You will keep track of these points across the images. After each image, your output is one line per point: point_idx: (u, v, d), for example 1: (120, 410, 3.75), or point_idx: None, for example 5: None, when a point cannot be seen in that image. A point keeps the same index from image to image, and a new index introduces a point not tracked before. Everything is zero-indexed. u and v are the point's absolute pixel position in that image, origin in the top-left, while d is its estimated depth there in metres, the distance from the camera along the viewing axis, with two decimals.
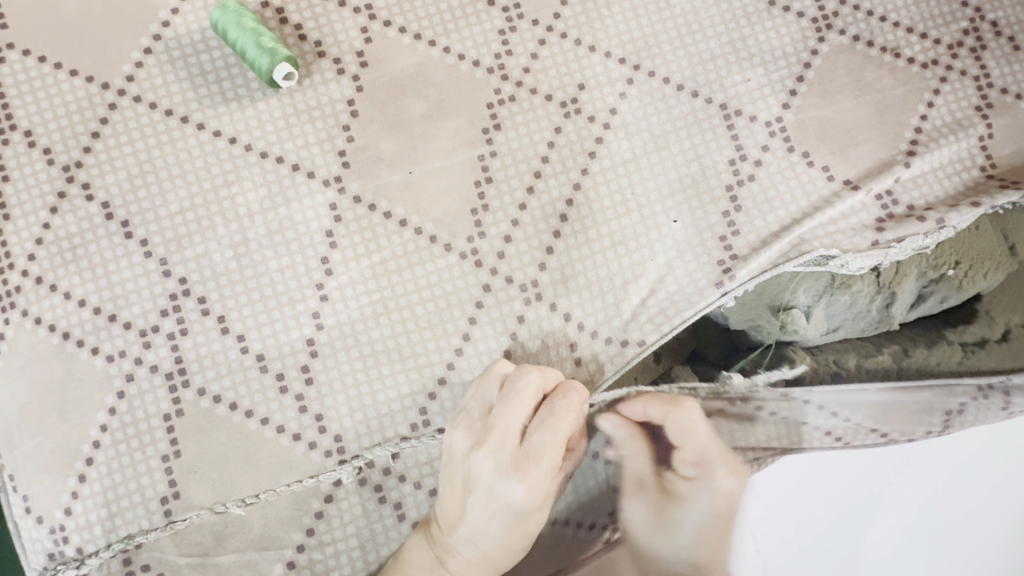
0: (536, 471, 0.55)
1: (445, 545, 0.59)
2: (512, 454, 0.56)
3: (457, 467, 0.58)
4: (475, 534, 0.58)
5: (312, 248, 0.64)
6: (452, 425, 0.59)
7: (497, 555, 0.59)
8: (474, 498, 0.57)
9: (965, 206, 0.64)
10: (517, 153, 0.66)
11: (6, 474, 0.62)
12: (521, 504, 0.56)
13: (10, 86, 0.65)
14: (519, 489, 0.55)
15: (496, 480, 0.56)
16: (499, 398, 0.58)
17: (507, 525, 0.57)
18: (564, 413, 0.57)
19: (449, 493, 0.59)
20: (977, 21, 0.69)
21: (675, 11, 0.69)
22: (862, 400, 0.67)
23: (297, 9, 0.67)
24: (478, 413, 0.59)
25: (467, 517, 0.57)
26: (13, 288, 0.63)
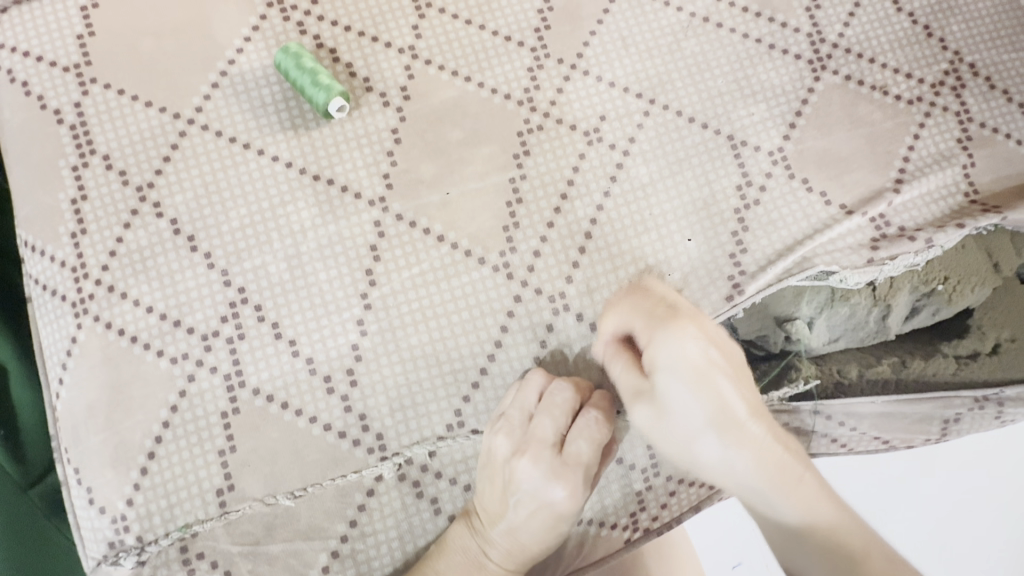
0: (575, 477, 0.63)
1: (485, 541, 0.65)
2: (554, 460, 0.63)
3: (500, 469, 0.64)
4: (515, 530, 0.64)
5: (358, 261, 0.70)
6: (493, 431, 0.65)
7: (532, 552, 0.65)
8: (515, 499, 0.63)
9: (951, 227, 0.70)
10: (545, 177, 0.73)
11: (72, 467, 0.68)
12: (561, 507, 0.63)
13: (92, 115, 0.73)
14: (561, 491, 0.62)
15: (539, 482, 0.63)
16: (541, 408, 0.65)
17: (545, 525, 0.63)
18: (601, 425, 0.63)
19: (490, 492, 0.65)
20: (956, 63, 0.77)
21: (685, 53, 0.77)
22: (867, 411, 0.72)
23: (348, 49, 0.75)
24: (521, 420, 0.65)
25: (508, 515, 0.64)
26: (87, 295, 0.69)
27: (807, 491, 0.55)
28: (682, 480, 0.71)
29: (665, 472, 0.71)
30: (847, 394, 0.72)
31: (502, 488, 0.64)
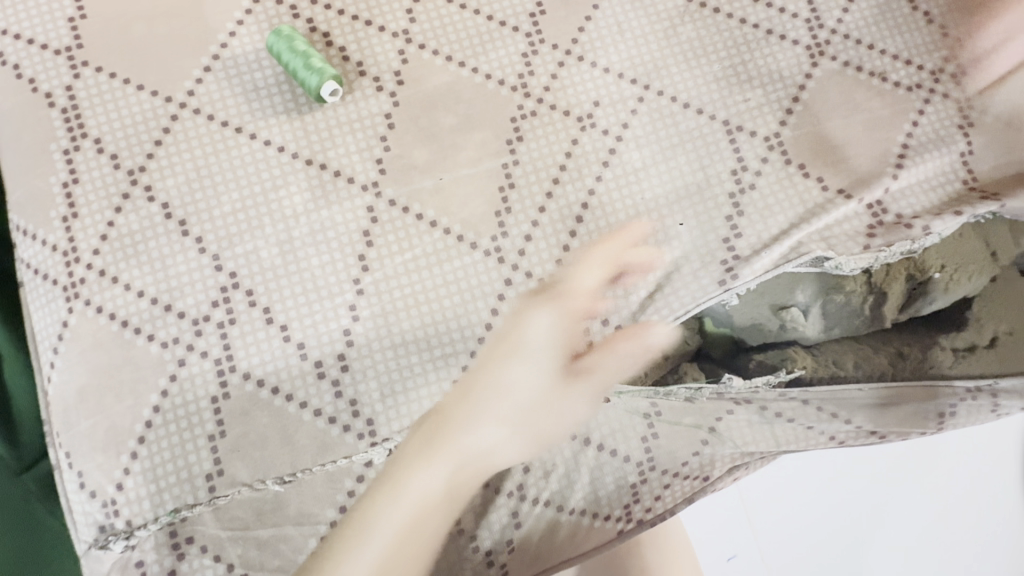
0: (599, 385, 0.67)
1: (475, 427, 0.63)
2: (589, 361, 0.66)
3: (541, 345, 0.64)
4: (512, 419, 0.63)
5: (350, 246, 0.70)
6: (550, 320, 0.65)
7: (508, 452, 0.64)
8: (517, 389, 0.63)
9: (949, 214, 0.69)
10: (538, 162, 0.73)
11: (63, 451, 0.67)
12: (563, 412, 0.66)
13: (83, 98, 0.72)
14: (578, 395, 0.66)
15: (550, 393, 0.65)
16: (600, 298, 0.69)
17: (538, 423, 0.65)
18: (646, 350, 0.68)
19: (514, 368, 0.64)
20: (956, 50, 0.76)
21: (681, 38, 0.76)
22: (861, 401, 0.71)
23: (341, 33, 0.74)
24: (581, 298, 0.68)
25: (517, 401, 0.63)
26: (79, 280, 0.69)
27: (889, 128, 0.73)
28: (676, 472, 0.71)
29: (660, 464, 0.71)
30: (838, 384, 0.72)
31: (528, 372, 0.64)
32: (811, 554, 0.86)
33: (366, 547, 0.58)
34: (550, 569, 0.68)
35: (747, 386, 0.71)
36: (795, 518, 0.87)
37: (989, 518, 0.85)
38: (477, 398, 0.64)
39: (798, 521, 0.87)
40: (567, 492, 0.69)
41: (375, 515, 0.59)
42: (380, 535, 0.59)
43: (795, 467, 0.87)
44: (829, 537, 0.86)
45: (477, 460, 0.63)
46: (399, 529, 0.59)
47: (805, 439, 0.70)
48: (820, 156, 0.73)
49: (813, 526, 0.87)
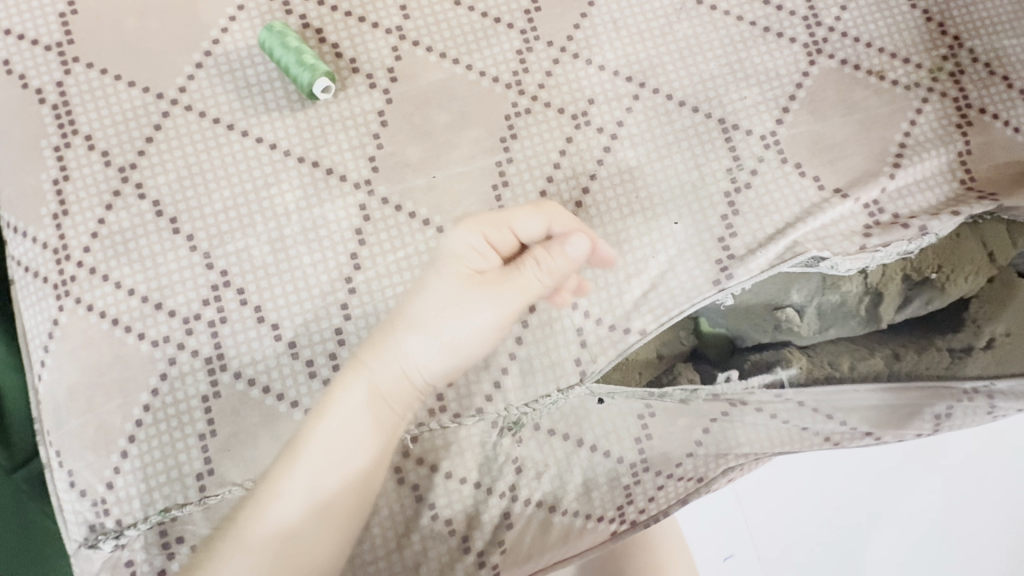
0: (514, 298, 0.56)
1: (400, 344, 0.56)
2: (512, 273, 0.56)
3: (450, 260, 0.58)
4: (433, 332, 0.56)
5: (342, 244, 0.69)
6: (507, 222, 0.59)
7: (434, 378, 0.58)
8: (437, 296, 0.56)
9: (946, 214, 0.69)
10: (532, 160, 0.72)
11: (53, 450, 0.67)
12: (485, 333, 0.56)
13: (74, 95, 0.72)
14: (491, 306, 0.56)
15: (481, 309, 0.55)
16: (519, 226, 0.59)
17: (457, 339, 0.56)
18: (568, 269, 0.56)
19: (445, 280, 0.57)
20: (955, 48, 0.75)
21: (678, 36, 0.75)
22: (857, 402, 0.70)
23: (334, 29, 0.74)
24: (503, 221, 0.59)
25: (440, 315, 0.56)
26: (69, 277, 0.69)
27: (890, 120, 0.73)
28: (670, 473, 0.70)
29: (653, 465, 0.70)
30: (835, 386, 0.71)
31: (438, 289, 0.56)
32: (806, 554, 0.86)
33: (302, 471, 0.55)
34: (543, 570, 0.68)
35: (744, 386, 0.71)
36: (790, 521, 0.87)
37: (991, 519, 0.84)
38: (411, 314, 0.56)
39: (791, 524, 0.87)
40: (559, 492, 0.69)
41: (309, 438, 0.55)
42: (312, 458, 0.55)
43: (788, 467, 0.87)
44: (822, 539, 0.86)
45: (399, 386, 0.57)
46: (341, 458, 0.55)
47: (799, 439, 0.70)
48: (821, 155, 0.72)
49: (808, 527, 0.86)
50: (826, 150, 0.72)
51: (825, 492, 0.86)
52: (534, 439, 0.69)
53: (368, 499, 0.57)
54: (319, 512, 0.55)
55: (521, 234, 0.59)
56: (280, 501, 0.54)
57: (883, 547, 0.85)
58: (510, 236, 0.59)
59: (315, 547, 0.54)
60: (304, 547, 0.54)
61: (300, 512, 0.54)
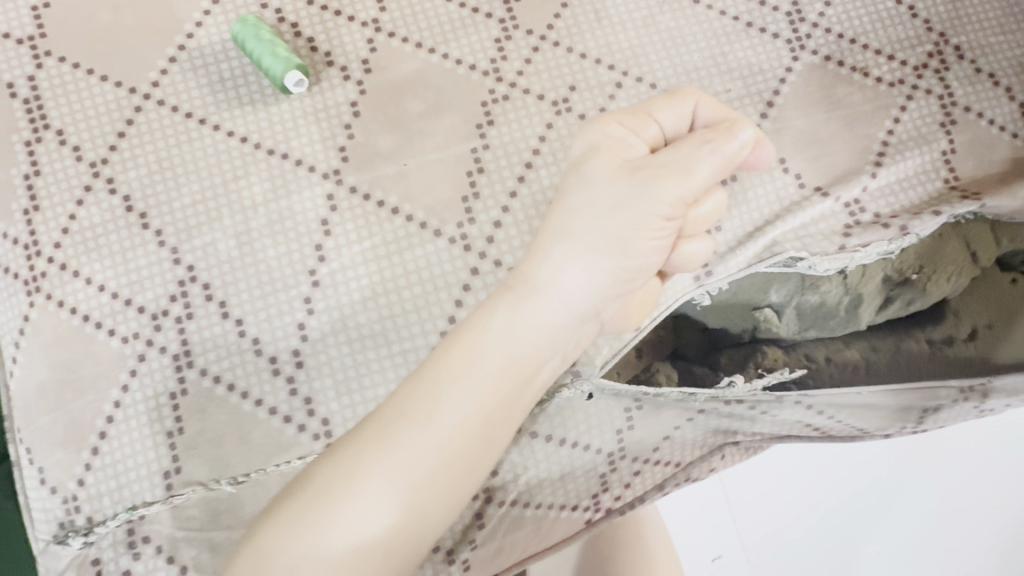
0: (683, 181, 0.50)
1: (558, 257, 0.51)
2: (669, 157, 0.51)
3: (599, 158, 0.52)
4: (592, 235, 0.51)
5: (308, 236, 0.69)
6: (653, 110, 0.54)
7: (603, 294, 0.52)
8: (599, 194, 0.51)
9: (927, 214, 0.67)
10: (508, 147, 0.71)
11: (23, 447, 0.67)
12: (653, 230, 0.51)
13: (46, 88, 0.71)
14: (652, 192, 0.50)
15: (656, 195, 0.50)
16: (667, 116, 0.54)
17: (626, 239, 0.50)
18: (729, 153, 0.51)
19: (598, 175, 0.51)
20: (941, 45, 0.74)
21: (660, 27, 0.74)
22: (849, 400, 0.69)
23: (309, 23, 0.73)
24: (646, 112, 0.54)
25: (597, 220, 0.51)
26: (39, 274, 0.68)
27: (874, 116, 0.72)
28: (647, 458, 0.70)
29: (630, 452, 0.69)
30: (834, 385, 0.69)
31: (590, 186, 0.51)
32: (799, 547, 0.85)
33: (455, 400, 0.49)
34: (513, 565, 0.68)
35: (747, 389, 0.68)
36: (781, 521, 0.86)
37: (987, 514, 0.83)
38: (559, 225, 0.52)
39: (783, 525, 0.86)
40: (533, 488, 0.68)
41: (466, 363, 0.50)
42: (473, 385, 0.49)
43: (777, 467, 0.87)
44: (815, 539, 0.85)
45: (549, 315, 0.51)
46: (503, 386, 0.50)
47: (787, 430, 0.71)
48: (802, 151, 0.71)
49: (799, 527, 0.85)
50: (807, 146, 0.71)
51: (817, 483, 0.86)
52: (508, 437, 0.68)
53: (513, 414, 0.52)
54: (481, 451, 0.50)
55: (666, 126, 0.54)
56: (416, 431, 0.48)
57: (875, 539, 0.84)
58: (657, 126, 0.54)
59: (434, 499, 0.48)
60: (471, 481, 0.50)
61: (463, 449, 0.49)
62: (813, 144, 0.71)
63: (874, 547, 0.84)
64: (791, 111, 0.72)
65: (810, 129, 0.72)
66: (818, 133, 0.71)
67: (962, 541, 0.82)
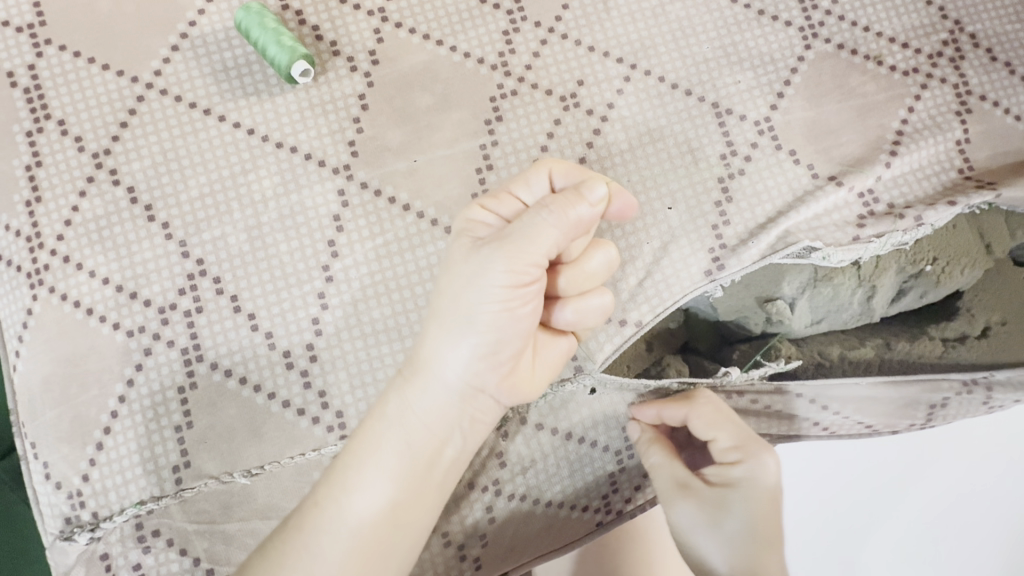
0: (529, 248, 0.48)
1: (435, 345, 0.52)
2: (515, 229, 0.49)
3: (459, 243, 0.51)
4: (462, 320, 0.50)
5: (320, 231, 0.68)
6: (511, 187, 0.53)
7: (473, 372, 0.52)
8: (462, 280, 0.50)
9: (942, 205, 0.67)
10: (518, 142, 0.70)
11: (28, 442, 0.66)
12: (519, 306, 0.50)
13: (46, 78, 0.70)
14: (496, 269, 0.48)
15: (509, 276, 0.48)
16: (527, 190, 0.53)
17: (488, 319, 0.50)
18: (573, 217, 0.49)
19: (457, 259, 0.51)
20: (956, 33, 0.72)
21: (670, 17, 0.73)
22: (855, 394, 0.69)
23: (315, 11, 0.71)
24: (505, 190, 0.54)
25: (461, 303, 0.50)
26: (42, 267, 0.67)
27: (888, 105, 0.71)
28: None
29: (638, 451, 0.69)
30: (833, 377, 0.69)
31: (454, 270, 0.50)
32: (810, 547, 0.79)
33: (360, 485, 0.53)
34: (524, 564, 0.67)
35: (744, 378, 0.69)
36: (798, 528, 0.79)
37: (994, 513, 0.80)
38: (435, 308, 0.51)
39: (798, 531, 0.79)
40: (543, 484, 0.67)
41: (365, 444, 0.53)
42: (373, 465, 0.53)
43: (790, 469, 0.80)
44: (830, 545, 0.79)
45: (432, 396, 0.52)
46: (397, 464, 0.53)
47: (791, 426, 0.69)
48: (814, 140, 0.70)
49: (815, 533, 0.79)
50: (820, 136, 0.70)
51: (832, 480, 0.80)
52: (521, 433, 0.67)
53: (424, 492, 0.54)
54: (393, 517, 0.53)
55: (530, 197, 0.53)
56: (331, 506, 0.52)
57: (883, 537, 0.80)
58: (516, 200, 0.53)
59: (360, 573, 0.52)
60: (387, 551, 0.53)
61: (370, 525, 0.52)
62: (826, 135, 0.70)
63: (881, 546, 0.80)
64: (803, 101, 0.71)
65: (822, 119, 0.71)
66: (831, 123, 0.70)
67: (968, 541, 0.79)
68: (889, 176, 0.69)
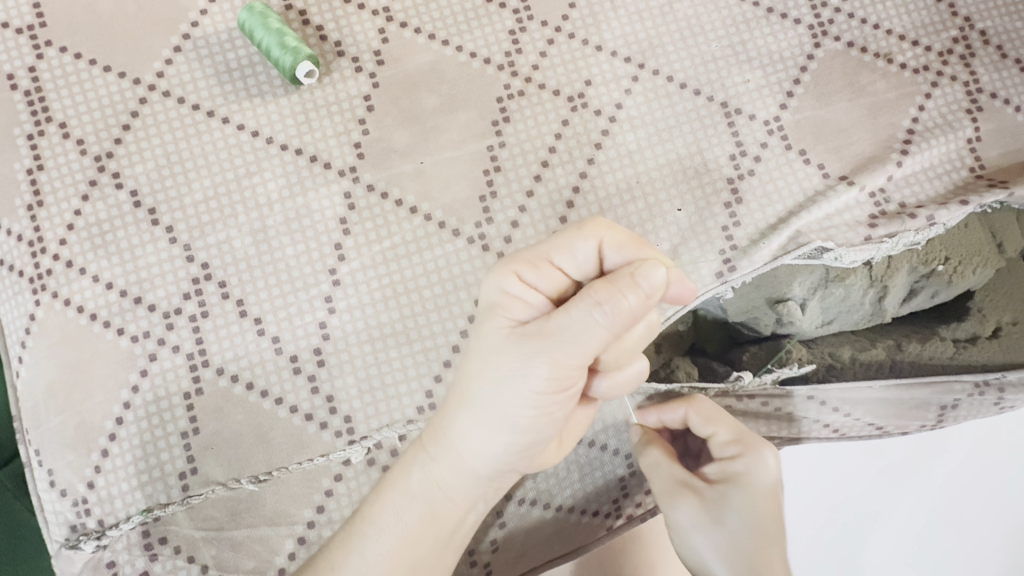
0: (574, 346, 0.44)
1: (464, 426, 0.50)
2: (559, 322, 0.44)
3: (491, 320, 0.48)
4: (495, 410, 0.48)
5: (326, 234, 0.67)
6: (552, 252, 0.48)
7: (505, 459, 0.51)
8: (496, 371, 0.47)
9: (954, 204, 0.66)
10: (525, 143, 0.69)
11: (32, 448, 0.65)
12: (555, 402, 0.48)
13: (47, 80, 0.69)
14: (538, 371, 0.45)
15: (549, 377, 0.46)
16: (570, 259, 0.48)
17: (527, 411, 0.48)
18: (624, 312, 0.43)
19: (492, 345, 0.47)
20: (966, 30, 0.72)
21: (678, 15, 0.72)
22: (866, 396, 0.69)
23: (319, 11, 0.70)
24: (545, 257, 0.48)
25: (496, 395, 0.47)
26: (45, 271, 0.66)
27: (898, 103, 0.70)
28: None
29: None
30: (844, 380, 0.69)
31: (491, 355, 0.47)
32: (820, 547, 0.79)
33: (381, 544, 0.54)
34: (534, 570, 0.67)
35: (756, 382, 0.69)
36: (803, 531, 0.79)
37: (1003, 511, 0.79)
38: (466, 391, 0.49)
39: (803, 534, 0.79)
40: (554, 489, 0.67)
41: (389, 506, 0.54)
42: (396, 529, 0.54)
43: (794, 472, 0.80)
44: (835, 548, 0.79)
45: (461, 473, 0.53)
46: (418, 527, 0.54)
47: (801, 428, 0.69)
48: (825, 139, 0.69)
49: (824, 531, 0.79)
50: (830, 135, 0.70)
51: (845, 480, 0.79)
52: None
53: (444, 549, 0.56)
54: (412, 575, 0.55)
55: (574, 267, 0.48)
56: (363, 560, 0.53)
57: (893, 537, 0.79)
58: (558, 271, 0.48)
59: None
60: None
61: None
62: (836, 134, 0.69)
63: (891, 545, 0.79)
64: (813, 99, 0.70)
65: (832, 118, 0.70)
66: (841, 122, 0.70)
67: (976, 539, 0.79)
68: (900, 175, 0.68)
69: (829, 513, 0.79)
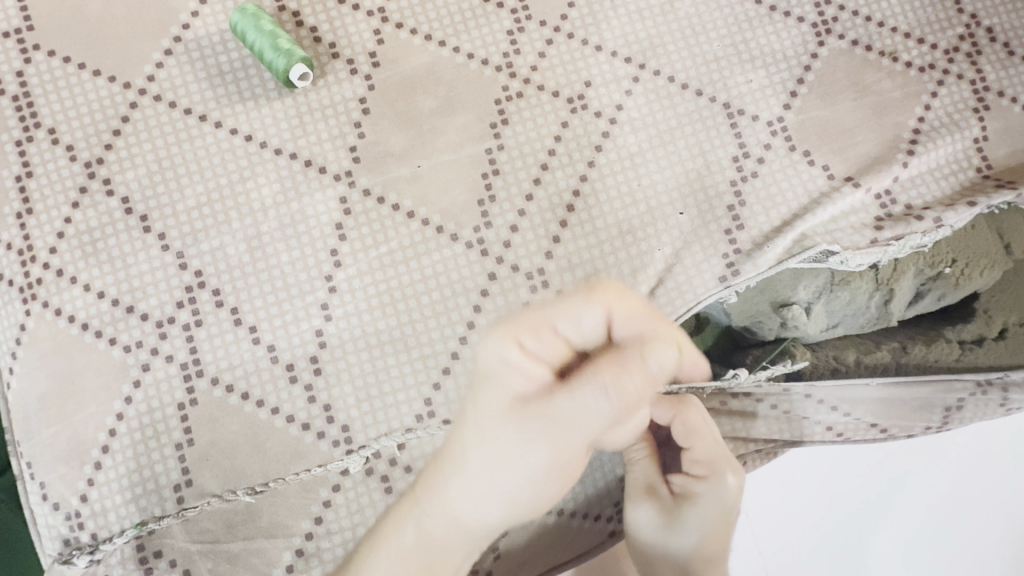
0: (581, 423, 0.45)
1: (458, 494, 0.49)
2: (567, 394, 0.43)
3: (487, 390, 0.45)
4: (492, 480, 0.48)
5: (322, 240, 0.66)
6: (557, 317, 0.45)
7: (498, 525, 0.51)
8: (495, 444, 0.46)
9: (962, 205, 0.65)
10: (524, 146, 0.68)
11: (23, 461, 0.64)
12: (554, 474, 0.48)
13: (36, 86, 0.67)
14: (538, 445, 0.45)
15: (550, 453, 0.46)
16: (574, 326, 0.46)
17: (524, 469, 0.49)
18: (632, 393, 0.42)
19: (489, 416, 0.45)
20: (973, 27, 0.70)
21: (679, 14, 0.71)
22: (865, 395, 0.68)
23: (312, 12, 0.69)
24: (547, 322, 0.45)
25: (495, 467, 0.47)
26: (35, 280, 0.65)
27: (905, 102, 0.69)
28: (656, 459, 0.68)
29: None
30: (843, 379, 0.68)
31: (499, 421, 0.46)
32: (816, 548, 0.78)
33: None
34: None
35: (752, 380, 0.67)
36: (802, 525, 0.78)
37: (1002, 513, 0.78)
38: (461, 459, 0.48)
39: (801, 530, 0.78)
40: None
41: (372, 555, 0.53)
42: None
43: (795, 467, 0.79)
44: (833, 546, 0.78)
45: (452, 537, 0.52)
46: None
47: (801, 430, 0.67)
48: (831, 140, 0.68)
49: (824, 532, 0.78)
50: (836, 135, 0.68)
51: (843, 482, 0.78)
52: None
53: None
54: None
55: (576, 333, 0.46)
56: None
57: (891, 538, 0.78)
58: (562, 340, 0.46)
59: None
60: None
61: None
62: (842, 134, 0.68)
63: (889, 547, 0.78)
64: (818, 99, 0.69)
65: (838, 119, 0.69)
66: (847, 123, 0.68)
67: (975, 541, 0.78)
68: (906, 176, 0.67)
69: (829, 510, 0.78)
